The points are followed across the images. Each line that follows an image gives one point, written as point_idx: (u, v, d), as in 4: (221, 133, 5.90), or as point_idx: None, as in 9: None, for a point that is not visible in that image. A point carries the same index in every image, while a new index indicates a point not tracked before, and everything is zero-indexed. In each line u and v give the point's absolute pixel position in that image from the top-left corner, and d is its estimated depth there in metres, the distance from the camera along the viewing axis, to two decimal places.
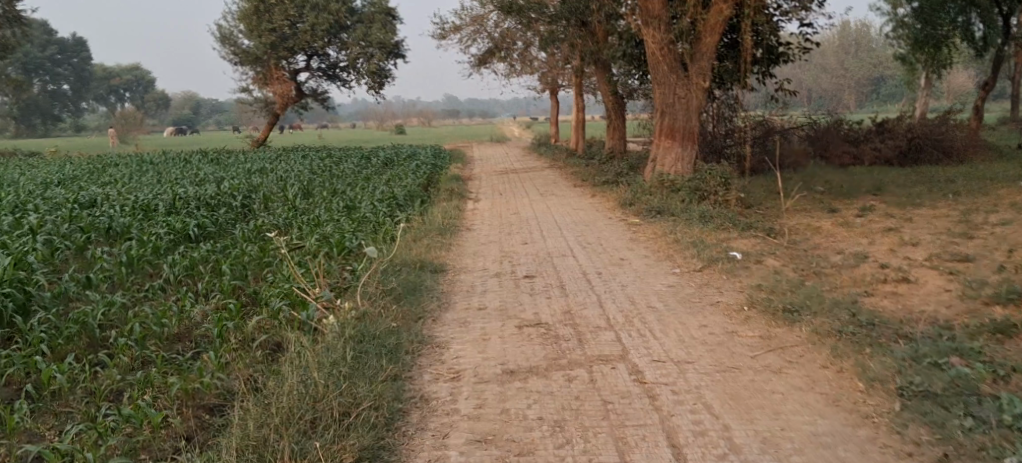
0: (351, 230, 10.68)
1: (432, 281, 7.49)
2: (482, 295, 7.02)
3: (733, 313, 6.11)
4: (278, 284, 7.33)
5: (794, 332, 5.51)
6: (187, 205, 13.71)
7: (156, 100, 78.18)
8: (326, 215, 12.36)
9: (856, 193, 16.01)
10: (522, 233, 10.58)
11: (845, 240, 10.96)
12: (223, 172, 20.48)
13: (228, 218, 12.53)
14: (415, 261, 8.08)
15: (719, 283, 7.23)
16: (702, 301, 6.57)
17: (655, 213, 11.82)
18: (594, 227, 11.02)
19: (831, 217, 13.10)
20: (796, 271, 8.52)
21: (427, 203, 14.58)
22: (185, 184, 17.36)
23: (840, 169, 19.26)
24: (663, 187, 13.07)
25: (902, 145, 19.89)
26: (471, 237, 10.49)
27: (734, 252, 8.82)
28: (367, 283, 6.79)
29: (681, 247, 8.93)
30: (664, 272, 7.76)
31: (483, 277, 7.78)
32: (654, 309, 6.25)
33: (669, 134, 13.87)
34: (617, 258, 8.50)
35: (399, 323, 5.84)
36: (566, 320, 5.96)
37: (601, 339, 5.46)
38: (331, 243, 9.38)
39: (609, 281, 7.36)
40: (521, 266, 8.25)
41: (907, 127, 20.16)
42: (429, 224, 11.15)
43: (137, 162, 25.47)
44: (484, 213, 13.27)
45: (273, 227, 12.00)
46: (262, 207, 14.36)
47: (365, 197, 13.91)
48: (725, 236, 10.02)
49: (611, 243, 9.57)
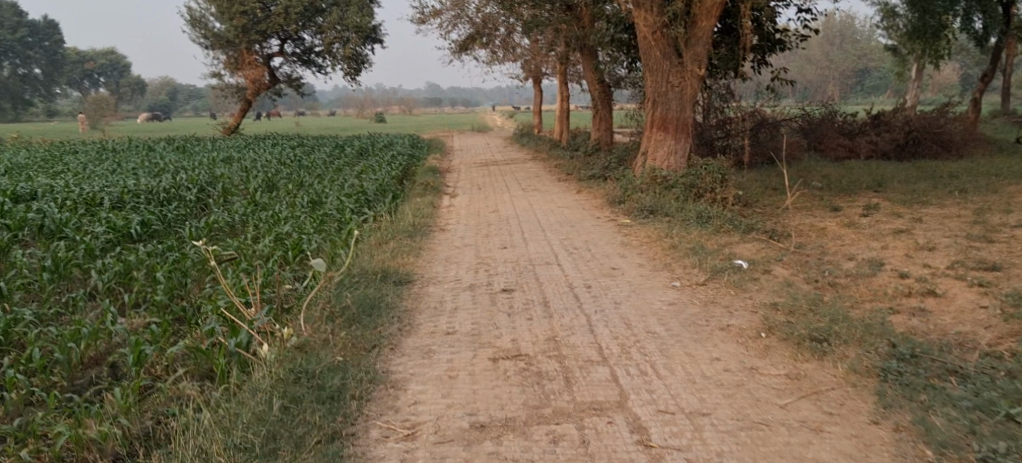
0: (313, 230, 9.59)
1: (394, 295, 6.43)
2: (452, 314, 5.98)
3: (747, 343, 5.14)
4: (215, 299, 6.23)
5: (828, 370, 4.55)
6: (135, 198, 12.50)
7: (132, 85, 75.86)
8: (287, 212, 11.24)
9: (856, 190, 15.13)
10: (501, 235, 9.56)
11: (854, 243, 10.05)
12: (186, 161, 19.19)
13: (179, 215, 11.36)
14: (377, 271, 7.03)
15: (726, 300, 6.25)
16: (709, 324, 5.59)
17: (647, 212, 10.85)
18: (581, 228, 10.04)
19: (834, 217, 12.21)
20: (809, 283, 7.59)
21: (401, 199, 13.47)
22: (141, 175, 16.04)
23: (835, 163, 18.40)
24: (654, 183, 12.09)
25: (898, 138, 18.91)
26: (445, 239, 9.45)
27: (738, 260, 7.88)
28: (312, 305, 5.73)
29: (678, 254, 7.95)
30: (662, 285, 6.77)
31: (454, 290, 6.76)
32: (656, 336, 5.26)
33: (661, 125, 12.89)
34: (607, 267, 7.50)
35: (347, 354, 4.83)
36: (550, 351, 4.95)
37: (596, 378, 4.48)
38: (286, 246, 8.29)
39: (599, 296, 6.36)
40: (499, 276, 7.24)
41: (902, 120, 19.27)
42: (398, 224, 10.06)
43: (98, 150, 24.07)
44: (461, 210, 12.19)
45: (228, 225, 10.85)
46: (221, 201, 13.19)
47: (332, 191, 12.75)
48: (725, 240, 9.07)
49: (599, 247, 8.57)
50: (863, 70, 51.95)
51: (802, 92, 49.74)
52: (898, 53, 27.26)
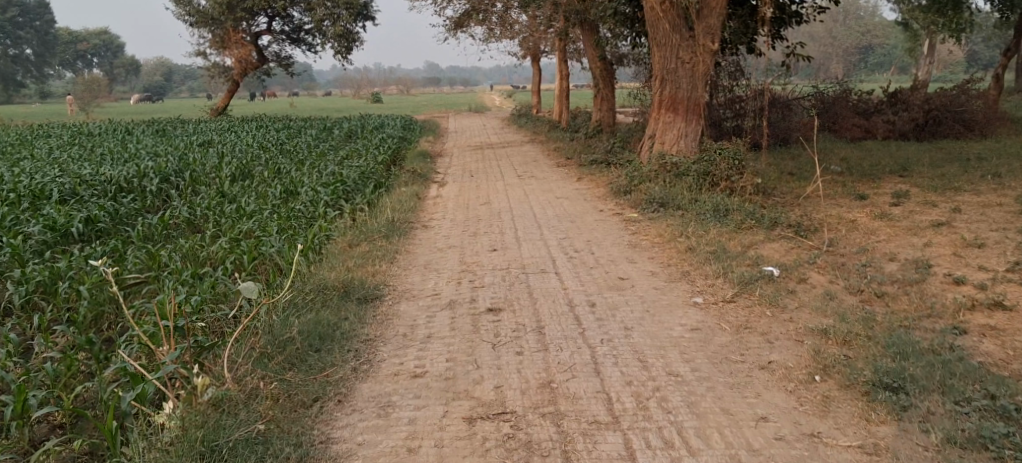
0: (277, 228, 8.41)
1: (356, 319, 5.26)
2: (423, 346, 4.82)
3: (799, 392, 3.98)
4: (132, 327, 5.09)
5: (913, 438, 3.41)
6: (90, 188, 11.29)
7: (127, 66, 74.08)
8: (255, 205, 10.00)
9: (878, 175, 13.95)
10: (490, 234, 8.39)
11: (890, 240, 8.90)
12: (162, 146, 17.94)
13: (134, 208, 10.16)
14: (339, 284, 5.87)
15: (762, 324, 5.09)
16: (744, 361, 4.44)
17: (657, 204, 9.68)
18: (582, 223, 8.91)
19: (861, 207, 11.06)
20: (852, 295, 6.45)
21: (386, 189, 12.23)
22: (107, 162, 14.81)
23: (851, 145, 17.19)
24: (664, 171, 10.94)
25: (917, 118, 17.62)
26: (427, 239, 8.28)
27: (768, 267, 6.76)
28: (245, 340, 4.59)
29: (695, 260, 6.80)
30: (680, 303, 5.62)
31: (429, 310, 5.60)
32: (681, 381, 4.10)
33: (669, 106, 11.72)
34: (614, 278, 6.36)
35: (278, 415, 3.69)
36: (543, 406, 3.79)
37: (607, 454, 3.34)
38: (241, 249, 7.13)
39: (605, 320, 5.20)
40: (485, 290, 6.06)
41: (921, 97, 17.88)
42: (374, 221, 8.86)
43: (76, 133, 22.82)
44: (449, 202, 11.04)
45: (186, 221, 9.66)
46: (188, 193, 11.99)
47: (308, 180, 11.49)
48: (748, 238, 7.92)
49: (605, 250, 7.44)
50: (869, 47, 50.28)
51: (806, 71, 48.08)
52: (911, 28, 25.87)
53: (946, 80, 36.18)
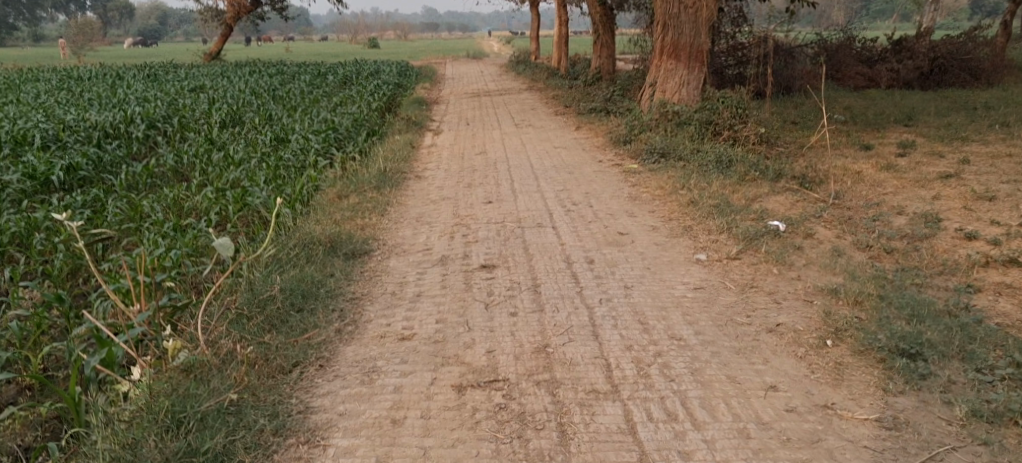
0: (265, 178, 8.08)
1: (342, 276, 4.99)
2: (413, 305, 4.58)
3: (810, 358, 3.75)
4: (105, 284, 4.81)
5: (933, 410, 3.19)
6: (75, 131, 10.77)
7: (118, 9, 72.42)
8: (243, 152, 9.66)
9: (884, 124, 13.60)
10: (485, 185, 8.08)
11: (897, 193, 8.62)
12: (150, 90, 17.45)
13: (118, 154, 9.79)
14: (325, 237, 5.59)
15: (768, 283, 4.85)
16: (751, 324, 4.20)
17: (658, 154, 9.36)
18: (581, 174, 8.61)
19: (867, 158, 10.75)
20: (861, 252, 6.19)
21: (379, 137, 11.86)
22: (93, 105, 14.36)
23: (855, 93, 16.75)
24: (665, 120, 10.58)
25: (922, 66, 17.14)
26: (420, 190, 7.98)
27: (773, 222, 6.48)
28: (223, 300, 4.33)
29: (698, 214, 6.52)
30: (682, 260, 5.35)
31: (420, 266, 5.34)
32: (684, 346, 3.87)
33: (671, 52, 11.29)
34: (613, 233, 6.09)
35: (253, 381, 3.44)
36: (538, 373, 3.56)
37: (606, 426, 3.11)
38: (225, 200, 6.84)
39: (604, 278, 4.96)
40: (479, 246, 5.80)
41: (927, 45, 17.39)
42: (366, 171, 8.55)
43: (63, 76, 22.12)
44: (443, 151, 10.71)
45: (171, 170, 9.29)
46: (175, 139, 11.59)
47: (299, 127, 11.12)
48: (753, 191, 7.63)
49: (604, 203, 7.16)
50: None
51: (808, 17, 46.87)
52: None
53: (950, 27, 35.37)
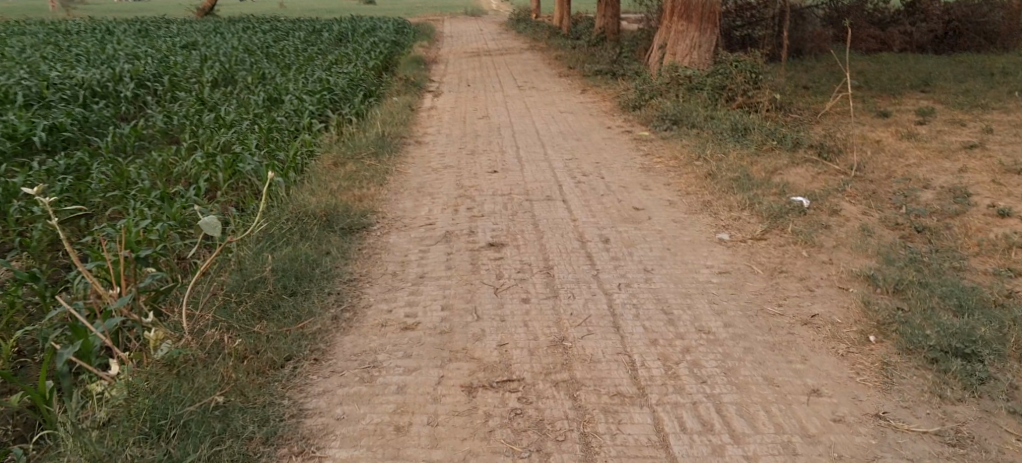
0: (258, 143, 7.66)
1: (339, 254, 4.63)
2: (416, 288, 4.24)
3: (852, 356, 3.43)
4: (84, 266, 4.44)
5: (997, 422, 2.93)
6: (60, 90, 10.14)
7: None
8: (235, 114, 9.20)
9: (898, 89, 13.16)
10: (489, 153, 7.67)
11: (919, 164, 8.26)
12: (141, 46, 16.84)
13: (105, 113, 9.32)
14: (320, 209, 5.21)
15: (798, 268, 4.52)
16: (784, 315, 3.88)
17: (670, 121, 8.96)
18: (590, 142, 8.21)
19: (885, 126, 10.35)
20: (889, 230, 5.83)
21: (377, 98, 11.38)
22: (80, 59, 13.80)
23: (868, 56, 16.23)
24: (676, 85, 10.11)
25: (935, 30, 16.58)
26: (421, 156, 7.58)
27: (797, 197, 6.12)
28: (208, 282, 3.97)
29: (716, 188, 6.15)
30: (704, 240, 5.00)
31: (423, 243, 4.99)
32: (714, 341, 3.55)
33: (683, 13, 10.80)
34: (628, 208, 5.73)
35: (241, 377, 3.11)
36: (556, 373, 3.24)
37: (635, 438, 2.84)
38: (215, 166, 6.44)
39: (622, 260, 4.63)
40: (485, 221, 5.43)
41: (942, 8, 16.83)
42: (363, 135, 8.13)
43: (51, 31, 21.32)
44: (445, 114, 10.28)
45: (161, 131, 8.83)
46: (165, 98, 11.10)
47: (294, 86, 10.64)
48: (771, 162, 7.25)
49: (616, 173, 6.79)
50: None
51: None
52: None
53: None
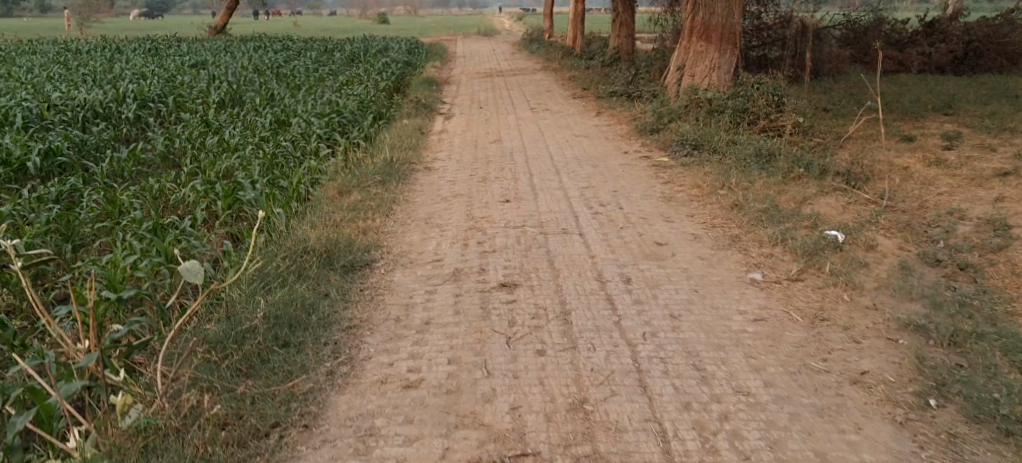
0: (262, 168, 7.33)
1: (339, 296, 4.25)
2: (420, 336, 3.85)
3: (913, 427, 3.06)
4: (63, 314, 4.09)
5: None
6: (61, 111, 9.86)
7: None
8: (240, 137, 8.88)
9: (920, 112, 12.69)
10: (502, 180, 7.31)
11: (952, 192, 7.82)
12: (150, 65, 16.65)
13: (107, 135, 9.03)
14: (319, 245, 4.84)
15: (840, 315, 4.11)
16: (830, 372, 3.50)
17: (689, 146, 8.57)
18: (607, 168, 7.85)
19: (912, 151, 9.92)
20: (930, 268, 5.39)
21: (386, 121, 11.06)
22: (87, 78, 13.58)
23: (888, 77, 15.79)
24: (695, 107, 9.75)
25: (956, 50, 16.13)
26: (429, 184, 7.23)
27: (830, 231, 5.67)
28: (193, 333, 3.62)
29: (743, 222, 5.75)
30: (734, 281, 4.61)
31: (429, 282, 4.61)
32: (755, 406, 3.19)
33: (702, 34, 10.46)
34: (650, 243, 5.34)
35: (218, 453, 2.76)
36: (579, 447, 2.91)
37: None
38: (214, 194, 6.10)
39: (646, 303, 4.25)
40: (497, 257, 5.05)
41: (961, 28, 16.39)
42: (371, 161, 7.79)
43: (61, 50, 21.16)
44: (455, 138, 9.92)
45: (161, 155, 8.52)
46: (170, 119, 10.82)
47: (302, 108, 10.34)
48: (799, 191, 6.85)
49: (635, 204, 6.41)
50: None
51: None
52: None
53: (974, 2, 34.01)
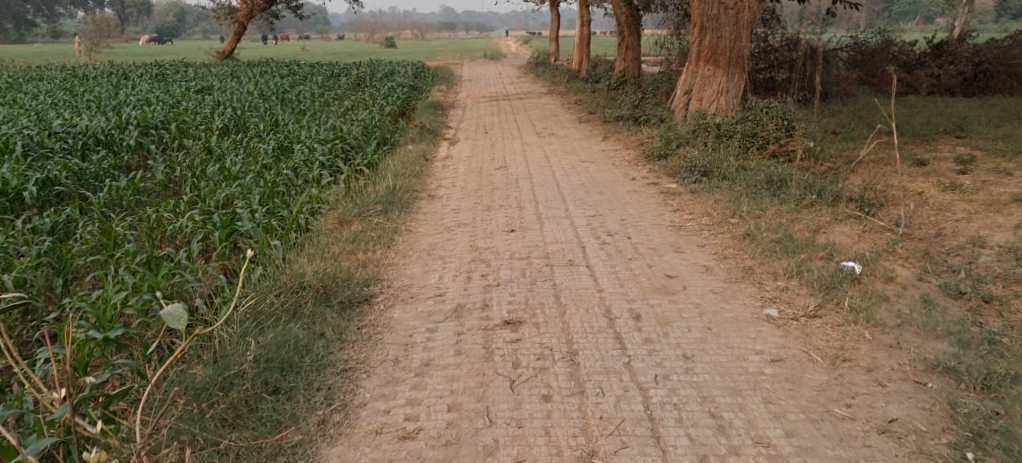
0: (261, 196, 7.16)
1: (334, 335, 4.06)
2: (418, 379, 3.65)
3: None
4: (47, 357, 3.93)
5: None
6: (62, 139, 9.76)
7: (140, 6, 70.16)
8: (241, 164, 8.73)
9: (932, 135, 12.47)
10: (507, 208, 7.14)
11: (969, 218, 7.61)
12: (156, 91, 16.63)
13: (107, 162, 8.91)
14: (316, 279, 4.65)
15: (863, 354, 3.90)
16: (855, 420, 3.29)
17: (698, 172, 8.38)
18: (614, 196, 7.66)
19: (925, 175, 9.71)
20: (953, 301, 5.16)
21: (390, 146, 10.91)
22: (91, 105, 13.53)
23: (898, 99, 15.59)
24: (704, 132, 9.57)
25: (965, 71, 15.92)
26: (433, 213, 7.05)
27: (847, 262, 5.43)
28: (180, 380, 3.44)
29: (757, 252, 5.54)
30: (750, 317, 4.39)
31: (430, 319, 4.41)
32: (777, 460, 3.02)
33: (709, 58, 10.31)
34: (660, 275, 5.14)
35: None
36: None
37: None
38: (211, 223, 5.93)
39: (658, 341, 4.04)
40: (501, 291, 4.86)
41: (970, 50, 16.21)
42: (374, 189, 7.62)
43: (68, 76, 21.20)
44: (459, 165, 9.76)
45: (161, 183, 8.38)
46: (172, 146, 10.70)
47: (305, 134, 10.20)
48: (813, 219, 6.64)
49: (644, 233, 6.21)
50: None
51: None
52: None
53: (979, 22, 33.87)
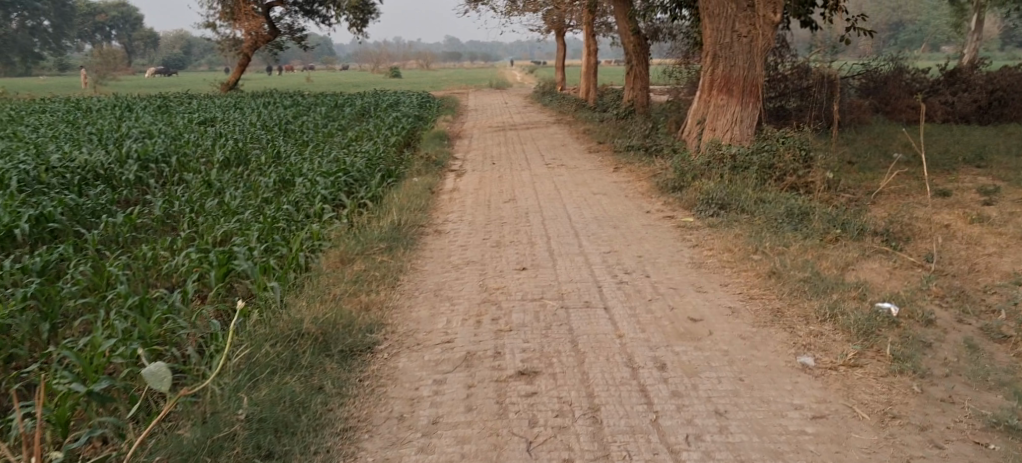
0: (260, 232, 6.86)
1: (333, 389, 3.74)
2: (426, 441, 3.33)
3: None
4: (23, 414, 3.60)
5: None
6: (60, 174, 9.53)
7: (148, 39, 70.43)
8: (241, 198, 8.46)
9: (951, 164, 12.17)
10: (517, 244, 6.83)
11: (1000, 253, 7.28)
12: (158, 123, 16.47)
13: (104, 197, 8.66)
14: (315, 326, 4.34)
15: (912, 410, 3.57)
16: None
17: (714, 204, 8.07)
18: (629, 230, 7.34)
19: (949, 207, 9.39)
20: (997, 345, 4.82)
21: (395, 178, 10.63)
22: (92, 138, 13.33)
23: (913, 127, 15.31)
24: (719, 163, 9.27)
25: (980, 99, 15.65)
26: (440, 249, 6.75)
27: (882, 302, 5.09)
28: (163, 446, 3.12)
29: (784, 292, 5.21)
30: (783, 366, 4.05)
31: (438, 369, 4.09)
32: None
33: (722, 86, 10.05)
34: (683, 319, 4.81)
35: None
36: None
37: None
38: (208, 262, 5.63)
39: (687, 395, 3.71)
40: (514, 337, 4.53)
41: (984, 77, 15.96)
42: (378, 225, 7.31)
43: (73, 109, 21.07)
44: (466, 198, 9.47)
45: (160, 218, 8.10)
46: (172, 179, 10.45)
47: (308, 167, 9.92)
48: (840, 255, 6.31)
49: (662, 271, 5.89)
50: None
51: None
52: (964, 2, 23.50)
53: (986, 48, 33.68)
